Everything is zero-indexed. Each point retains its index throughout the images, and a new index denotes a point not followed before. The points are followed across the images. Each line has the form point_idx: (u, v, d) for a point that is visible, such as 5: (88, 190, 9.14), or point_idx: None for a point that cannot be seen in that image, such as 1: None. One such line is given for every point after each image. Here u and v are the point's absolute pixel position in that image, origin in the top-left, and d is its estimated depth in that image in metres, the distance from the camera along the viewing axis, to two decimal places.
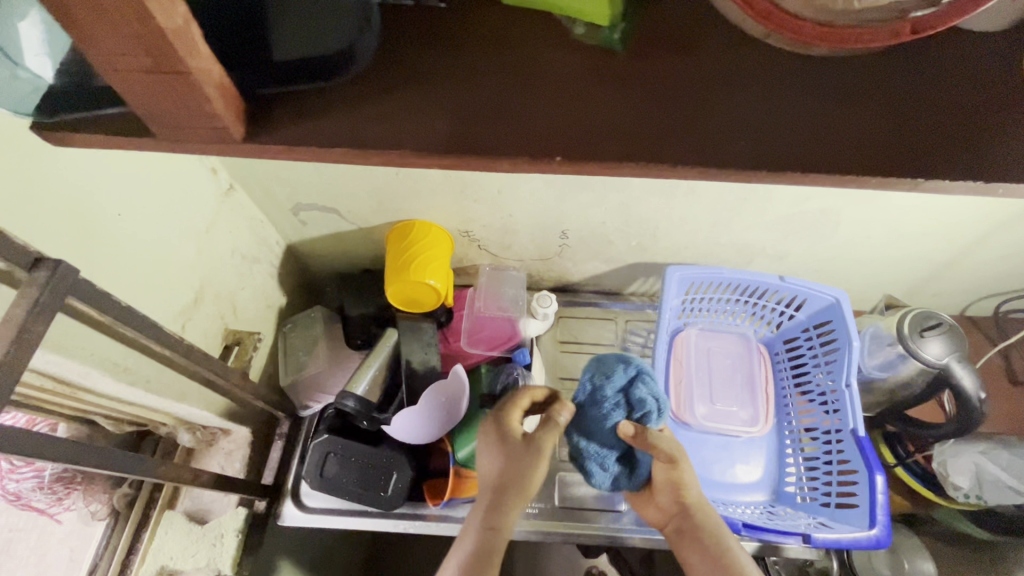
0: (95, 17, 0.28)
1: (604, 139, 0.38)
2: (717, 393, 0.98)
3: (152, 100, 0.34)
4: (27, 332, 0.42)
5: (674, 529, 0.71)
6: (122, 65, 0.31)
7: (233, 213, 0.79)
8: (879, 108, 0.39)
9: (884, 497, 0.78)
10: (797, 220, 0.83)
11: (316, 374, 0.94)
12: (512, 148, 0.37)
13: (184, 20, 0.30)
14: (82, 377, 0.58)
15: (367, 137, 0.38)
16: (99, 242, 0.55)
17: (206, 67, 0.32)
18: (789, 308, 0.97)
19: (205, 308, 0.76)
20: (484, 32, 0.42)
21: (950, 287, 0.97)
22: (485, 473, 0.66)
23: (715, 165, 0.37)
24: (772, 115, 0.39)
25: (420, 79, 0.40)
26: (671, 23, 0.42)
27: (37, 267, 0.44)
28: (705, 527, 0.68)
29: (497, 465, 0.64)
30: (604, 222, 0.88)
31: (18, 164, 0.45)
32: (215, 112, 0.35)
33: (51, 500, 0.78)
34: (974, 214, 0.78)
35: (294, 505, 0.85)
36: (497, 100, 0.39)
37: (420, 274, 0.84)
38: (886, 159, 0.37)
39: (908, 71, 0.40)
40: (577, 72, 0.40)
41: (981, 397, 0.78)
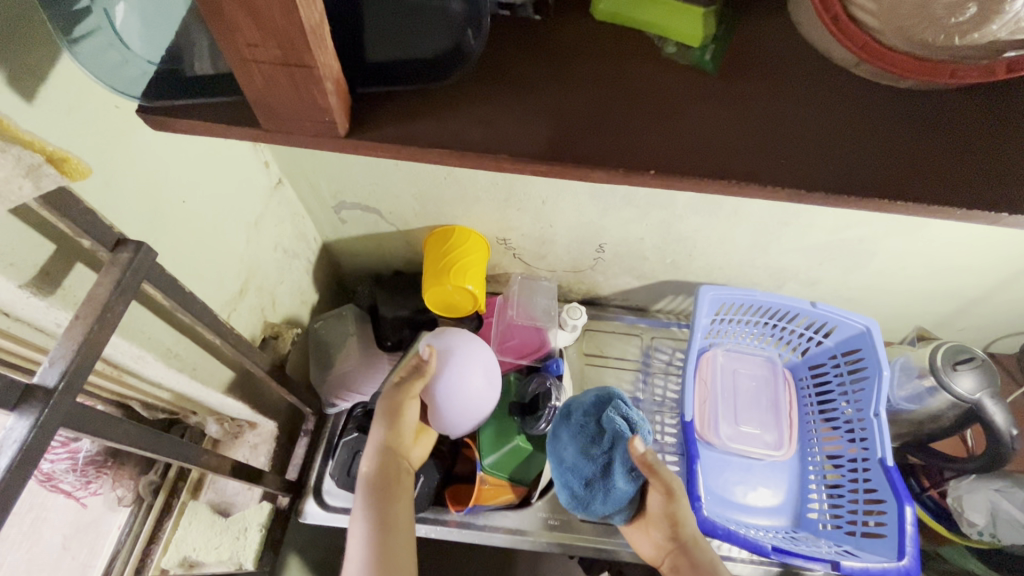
0: (242, 11, 0.29)
1: (696, 156, 0.39)
2: (742, 415, 0.99)
3: (271, 93, 0.35)
4: (109, 312, 0.42)
5: (669, 565, 0.72)
6: (252, 57, 0.32)
7: (280, 208, 0.80)
8: (964, 142, 0.40)
9: (913, 528, 0.78)
10: (833, 247, 0.85)
11: (345, 372, 0.94)
12: (606, 159, 0.38)
13: (319, 18, 0.31)
14: (135, 360, 0.58)
15: (463, 139, 0.39)
16: (165, 228, 0.56)
17: (329, 63, 0.33)
18: (818, 334, 0.98)
19: (248, 300, 0.76)
20: (576, 46, 0.43)
21: (978, 323, 0.98)
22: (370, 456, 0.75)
23: (806, 187, 0.38)
24: (858, 141, 0.40)
25: (515, 87, 0.41)
26: (756, 47, 0.43)
27: (120, 247, 0.44)
28: (700, 556, 0.70)
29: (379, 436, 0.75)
30: (642, 238, 0.88)
31: (107, 145, 0.45)
32: (329, 106, 0.36)
33: (78, 484, 0.79)
34: (1012, 251, 0.79)
35: (316, 502, 0.84)
36: (590, 113, 0.40)
37: (459, 279, 0.84)
38: (974, 192, 0.38)
39: (989, 107, 0.41)
40: (668, 90, 0.41)
41: (1014, 435, 0.79)
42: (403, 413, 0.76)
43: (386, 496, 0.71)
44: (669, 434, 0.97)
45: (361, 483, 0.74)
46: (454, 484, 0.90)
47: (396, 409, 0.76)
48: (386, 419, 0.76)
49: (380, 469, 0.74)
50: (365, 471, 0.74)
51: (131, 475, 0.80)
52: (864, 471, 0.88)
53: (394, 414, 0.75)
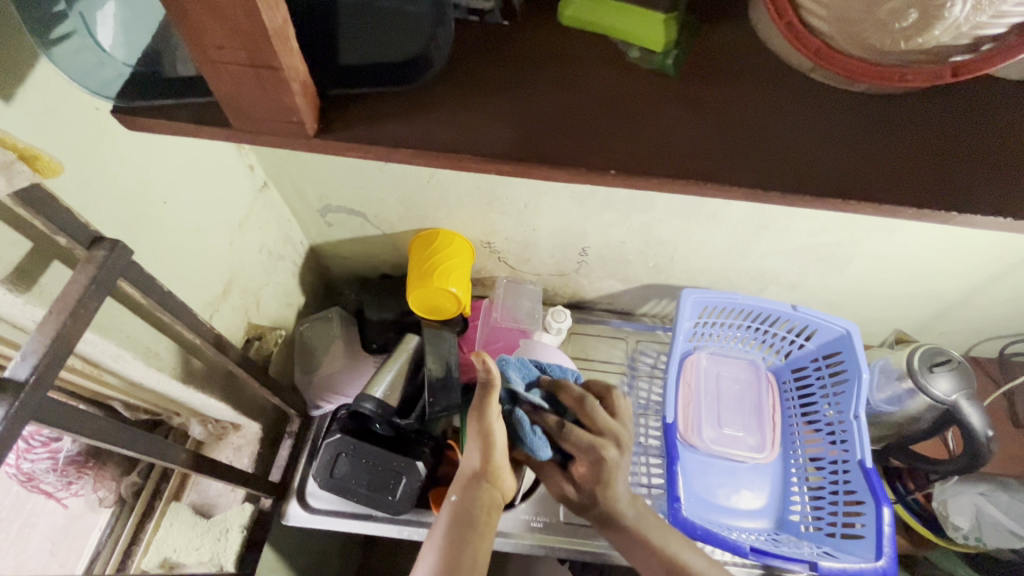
0: (206, 12, 0.30)
1: (657, 156, 0.40)
2: (725, 417, 0.99)
3: (237, 92, 0.36)
4: (82, 308, 0.43)
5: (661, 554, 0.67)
6: (216, 57, 0.33)
7: (264, 210, 0.81)
8: (916, 143, 0.41)
9: (891, 529, 0.79)
10: (812, 251, 0.86)
11: (330, 375, 0.95)
12: (569, 158, 0.39)
13: (282, 20, 0.32)
14: (114, 359, 0.59)
15: (429, 138, 0.40)
16: (145, 228, 0.56)
17: (293, 64, 0.34)
18: (800, 337, 0.98)
19: (231, 300, 0.77)
20: (544, 51, 0.44)
21: (959, 326, 0.99)
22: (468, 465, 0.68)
23: (763, 187, 0.39)
24: (815, 142, 0.41)
25: (482, 89, 0.42)
26: (718, 53, 0.45)
27: (96, 244, 0.45)
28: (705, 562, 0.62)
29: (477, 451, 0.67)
30: (625, 242, 0.90)
31: (86, 146, 0.46)
32: (295, 105, 0.37)
33: (60, 484, 0.79)
34: (986, 255, 0.80)
35: (299, 504, 0.84)
36: (554, 113, 0.41)
37: (442, 281, 0.85)
38: (925, 192, 0.39)
39: (943, 110, 0.42)
40: (631, 93, 0.43)
41: (989, 436, 0.79)
42: (492, 437, 0.66)
43: (460, 535, 0.63)
44: (653, 437, 0.97)
45: (443, 514, 0.66)
46: (439, 486, 0.89)
47: (485, 432, 0.66)
48: (483, 444, 0.66)
49: (467, 503, 0.65)
50: (453, 499, 0.66)
51: (112, 476, 0.80)
52: (844, 473, 0.89)
53: (485, 437, 0.66)
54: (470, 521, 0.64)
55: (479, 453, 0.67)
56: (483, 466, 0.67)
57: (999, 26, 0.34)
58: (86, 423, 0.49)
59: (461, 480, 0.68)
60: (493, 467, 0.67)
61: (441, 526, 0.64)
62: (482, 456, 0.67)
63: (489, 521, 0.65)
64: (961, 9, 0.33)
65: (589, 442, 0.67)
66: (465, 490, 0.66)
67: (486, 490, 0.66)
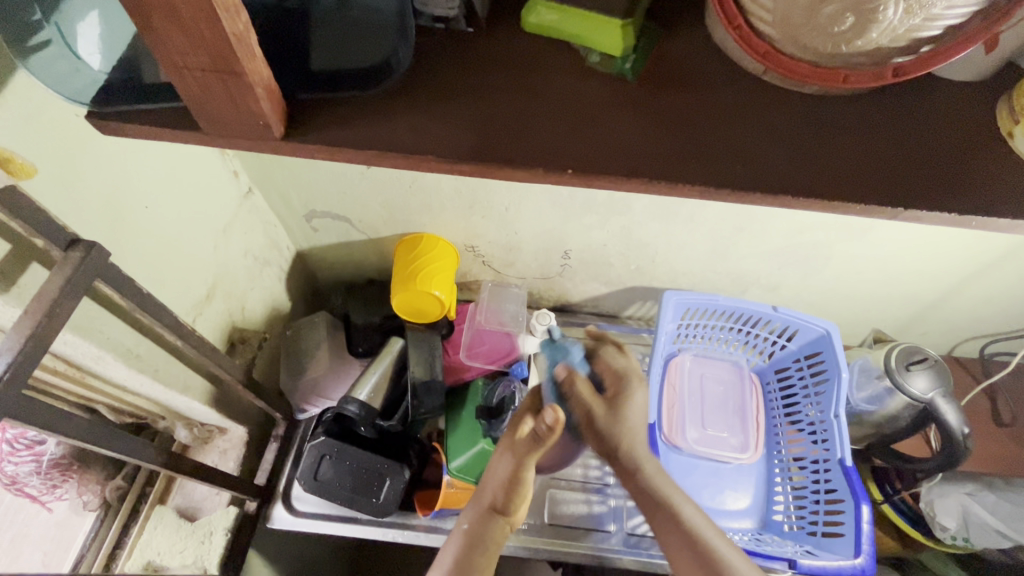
0: (171, 25, 0.33)
1: (613, 156, 0.42)
2: (709, 418, 1.00)
3: (207, 98, 0.39)
4: (58, 306, 0.44)
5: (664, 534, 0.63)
6: (185, 65, 0.36)
7: (250, 216, 0.82)
8: (861, 143, 0.43)
9: (870, 526, 0.80)
10: (789, 253, 0.87)
11: (315, 378, 0.96)
12: (529, 159, 0.41)
13: (244, 27, 0.35)
14: (95, 361, 0.60)
15: (396, 142, 0.42)
16: (128, 232, 0.58)
17: (258, 70, 0.37)
18: (782, 338, 0.99)
19: (215, 304, 0.78)
20: (506, 57, 0.47)
21: (940, 326, 1.00)
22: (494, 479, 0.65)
23: (714, 185, 0.40)
24: (765, 143, 0.43)
25: (448, 94, 0.44)
26: (674, 58, 0.47)
27: (73, 247, 0.46)
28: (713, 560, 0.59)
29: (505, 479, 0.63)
30: (606, 245, 0.91)
31: (65, 152, 0.48)
32: (261, 110, 0.39)
33: (44, 488, 0.78)
34: (960, 255, 0.81)
35: (284, 508, 0.86)
36: (515, 116, 0.43)
37: (425, 284, 0.86)
38: (868, 190, 0.41)
39: (885, 113, 0.45)
40: (590, 97, 0.45)
41: (966, 433, 0.79)
42: (523, 479, 0.63)
43: (467, 565, 0.61)
44: None
45: (452, 539, 0.64)
46: (423, 489, 0.90)
47: (518, 476, 0.62)
48: (509, 481, 0.63)
49: (479, 529, 0.64)
50: (464, 525, 0.65)
51: (97, 479, 0.80)
52: (825, 472, 0.90)
53: (517, 477, 0.63)
54: (479, 552, 0.62)
55: (503, 490, 0.64)
56: (505, 496, 0.63)
57: (935, 28, 0.36)
58: (62, 421, 0.50)
59: (476, 505, 0.66)
60: (515, 501, 0.64)
61: (450, 550, 0.63)
62: (505, 492, 0.64)
63: (497, 553, 0.63)
64: (894, 13, 0.34)
65: (591, 402, 0.66)
66: (479, 518, 0.64)
67: (499, 523, 0.64)
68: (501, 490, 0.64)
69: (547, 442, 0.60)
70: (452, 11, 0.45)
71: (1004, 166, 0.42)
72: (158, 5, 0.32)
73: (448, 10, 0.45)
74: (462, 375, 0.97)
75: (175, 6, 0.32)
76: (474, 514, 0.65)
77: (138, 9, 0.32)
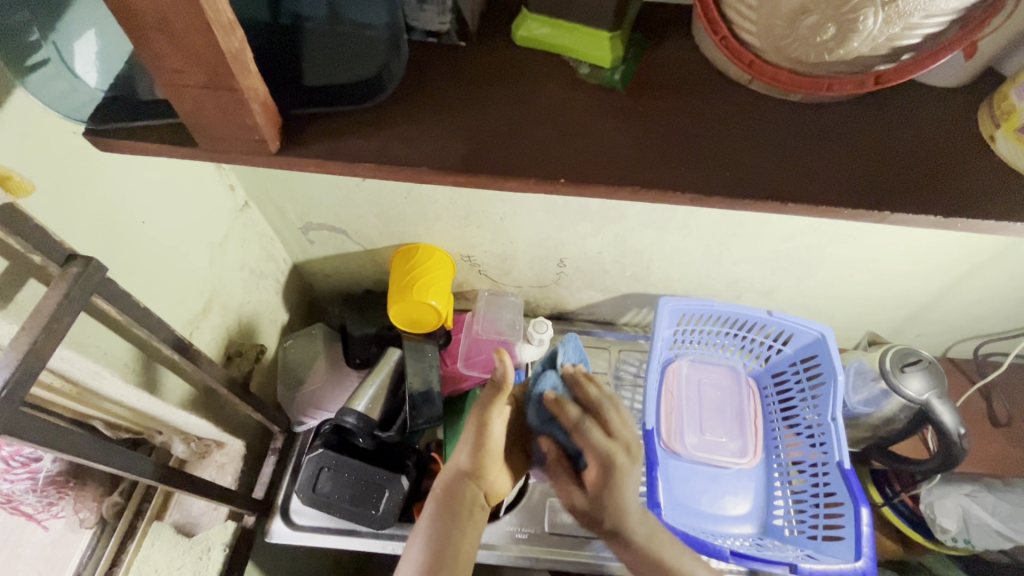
0: (167, 42, 0.34)
1: (603, 165, 0.42)
2: (707, 423, 1.00)
3: (202, 113, 0.39)
4: (56, 322, 0.44)
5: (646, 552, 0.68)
6: (180, 82, 0.37)
7: (245, 229, 0.82)
8: (846, 149, 0.44)
9: (870, 529, 0.80)
10: (782, 257, 0.88)
11: (313, 391, 0.96)
12: (521, 169, 0.42)
13: (240, 44, 0.35)
14: (92, 377, 0.60)
15: (389, 155, 0.43)
16: (124, 246, 0.58)
17: (253, 85, 0.38)
18: (777, 342, 1.00)
19: (212, 317, 0.78)
20: (499, 69, 0.47)
21: (934, 328, 1.01)
22: (466, 446, 0.68)
23: (704, 192, 0.41)
24: (752, 149, 0.44)
25: (438, 107, 0.45)
26: (662, 68, 0.48)
27: (70, 262, 0.47)
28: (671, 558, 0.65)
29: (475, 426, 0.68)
30: (601, 252, 0.91)
31: (60, 170, 0.48)
32: (256, 124, 0.40)
33: (41, 505, 0.78)
34: (950, 257, 0.82)
35: (283, 522, 0.86)
36: (508, 127, 0.44)
37: (422, 295, 0.86)
38: (856, 194, 0.41)
39: (869, 119, 0.46)
40: (580, 107, 0.46)
41: (961, 434, 0.80)
42: (488, 438, 0.67)
43: (445, 528, 0.62)
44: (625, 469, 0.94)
45: (427, 507, 0.66)
46: (422, 500, 0.90)
47: (483, 434, 0.67)
48: (473, 440, 0.68)
49: (451, 494, 0.65)
50: (436, 491, 0.66)
51: (94, 496, 0.80)
52: (824, 476, 0.90)
53: (484, 437, 0.67)
54: (454, 514, 0.63)
55: (469, 450, 0.67)
56: (477, 449, 0.67)
57: (914, 37, 0.37)
58: (58, 437, 0.50)
59: (447, 473, 0.68)
60: (485, 462, 0.67)
61: (425, 519, 0.64)
62: (473, 450, 0.67)
63: (472, 517, 0.64)
64: (874, 22, 0.34)
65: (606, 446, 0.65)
66: (450, 485, 0.66)
67: (471, 487, 0.66)
68: (470, 452, 0.67)
69: (503, 390, 0.67)
70: (445, 26, 0.47)
71: (987, 169, 0.43)
72: (152, 23, 0.32)
73: (440, 25, 0.47)
74: (460, 384, 0.98)
75: (169, 22, 0.32)
76: (447, 479, 0.67)
77: (135, 27, 0.33)
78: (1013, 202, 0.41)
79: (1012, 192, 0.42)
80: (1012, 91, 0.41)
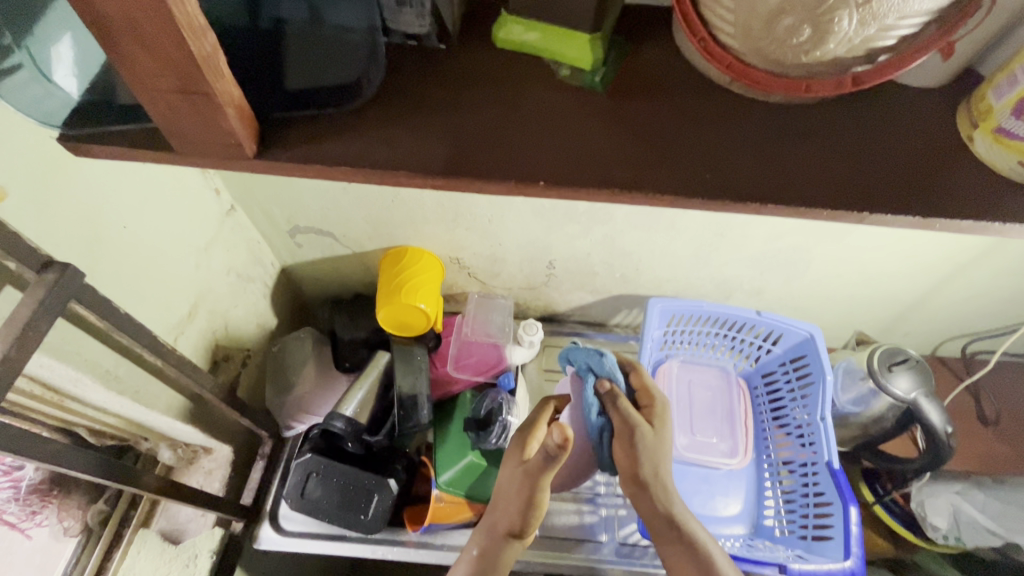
0: (138, 46, 0.33)
1: (583, 167, 0.43)
2: (698, 424, 1.00)
3: (177, 117, 0.39)
4: (30, 330, 0.43)
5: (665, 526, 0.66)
6: (152, 85, 0.36)
7: (232, 234, 0.82)
8: (823, 151, 0.44)
9: (858, 528, 0.80)
10: (770, 258, 0.88)
11: (302, 395, 0.95)
12: (502, 172, 0.42)
13: (212, 49, 0.35)
14: (74, 384, 0.59)
15: (369, 158, 0.43)
16: (105, 252, 0.57)
17: (228, 89, 0.37)
18: (767, 342, 0.99)
19: (198, 322, 0.77)
20: (478, 72, 0.47)
21: (922, 327, 1.01)
22: (507, 501, 0.64)
23: (684, 194, 0.41)
24: (732, 152, 0.44)
25: (415, 107, 0.46)
26: (642, 72, 0.48)
27: (46, 268, 0.46)
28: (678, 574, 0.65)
29: (522, 494, 0.62)
30: (590, 254, 0.91)
31: (36, 176, 0.47)
32: (232, 129, 0.40)
33: (23, 514, 0.76)
34: (936, 256, 0.83)
35: (271, 527, 0.86)
36: (489, 130, 0.44)
37: (411, 298, 0.86)
38: (834, 197, 0.42)
39: (849, 119, 0.46)
40: (560, 110, 0.46)
41: (949, 433, 0.80)
42: (538, 503, 0.62)
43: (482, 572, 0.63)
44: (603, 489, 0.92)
45: (463, 562, 0.65)
46: (413, 503, 0.90)
47: (533, 500, 0.61)
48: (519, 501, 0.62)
49: (490, 554, 0.63)
50: (474, 551, 0.64)
51: (79, 504, 0.78)
52: (813, 475, 0.90)
53: (532, 498, 0.61)
54: (491, 565, 0.63)
55: (516, 514, 0.63)
56: (526, 511, 0.62)
57: (891, 38, 0.37)
58: (34, 446, 0.49)
59: (486, 530, 0.65)
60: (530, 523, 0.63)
61: (461, 568, 0.64)
62: (521, 518, 0.63)
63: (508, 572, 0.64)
64: (849, 24, 0.35)
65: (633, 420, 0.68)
66: (491, 542, 0.64)
67: (512, 544, 0.64)
68: (518, 513, 0.63)
69: (558, 459, 0.59)
70: (424, 29, 0.46)
71: (966, 169, 0.43)
72: (124, 28, 0.32)
73: (420, 28, 0.46)
74: (450, 388, 0.98)
75: (138, 27, 0.32)
76: (482, 536, 0.65)
77: (108, 33, 0.33)
78: (991, 203, 0.42)
79: (989, 194, 0.42)
80: (989, 92, 0.41)
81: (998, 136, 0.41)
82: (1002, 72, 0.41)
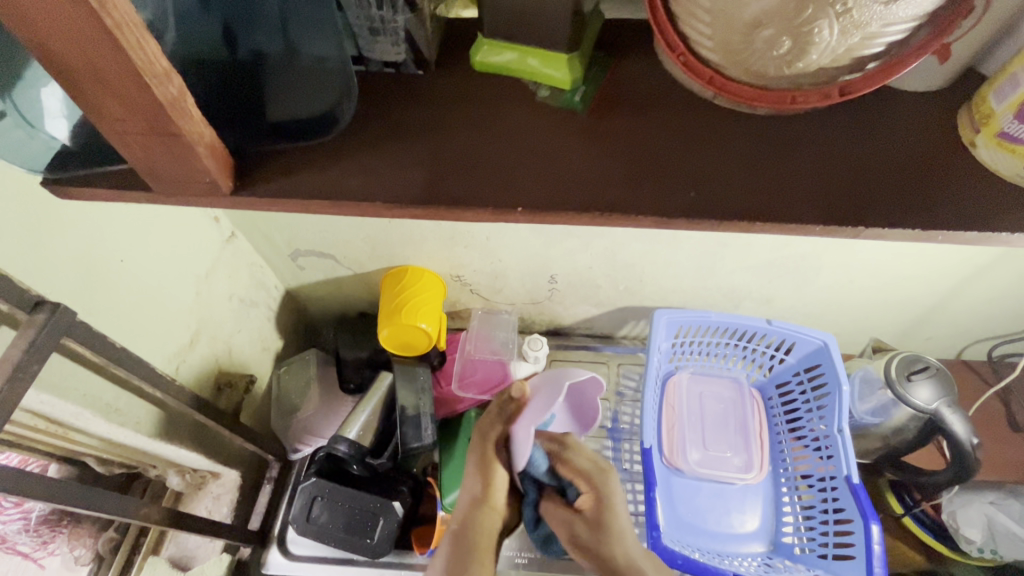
0: (102, 89, 0.33)
1: (562, 190, 0.42)
2: (710, 438, 0.97)
3: (149, 158, 0.39)
4: (22, 372, 0.44)
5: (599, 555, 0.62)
6: (121, 129, 0.37)
7: (233, 260, 0.82)
8: (815, 163, 0.42)
9: (882, 547, 0.76)
10: (777, 266, 0.85)
11: (307, 419, 0.94)
12: (478, 201, 0.41)
13: (178, 90, 0.35)
14: (74, 417, 0.59)
15: (347, 189, 0.43)
16: (102, 288, 0.58)
17: (197, 128, 0.38)
18: (779, 351, 0.96)
19: (199, 349, 0.78)
20: (456, 95, 0.47)
21: (945, 331, 0.97)
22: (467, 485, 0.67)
23: (666, 215, 0.40)
24: (718, 165, 0.42)
25: (395, 135, 0.45)
26: (626, 88, 0.47)
27: (38, 308, 0.46)
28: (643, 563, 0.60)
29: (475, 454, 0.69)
30: (591, 267, 0.89)
31: (30, 219, 0.48)
32: (205, 167, 0.40)
33: (36, 543, 0.77)
34: (954, 259, 0.79)
35: (279, 552, 0.88)
36: (468, 154, 0.44)
37: (411, 317, 0.85)
38: (827, 212, 0.40)
39: (843, 128, 0.44)
40: (540, 131, 0.45)
41: (976, 444, 0.76)
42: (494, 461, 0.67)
43: None
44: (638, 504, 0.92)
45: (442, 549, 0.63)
46: (420, 525, 0.89)
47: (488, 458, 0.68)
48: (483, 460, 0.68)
49: (466, 527, 0.63)
50: (453, 527, 0.64)
51: (89, 533, 0.78)
52: (832, 490, 0.86)
53: (487, 462, 0.67)
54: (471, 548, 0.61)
55: (480, 478, 0.67)
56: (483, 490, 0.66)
57: (878, 45, 0.35)
58: (34, 484, 0.50)
59: (454, 527, 0.64)
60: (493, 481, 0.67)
61: (441, 559, 0.61)
62: (483, 479, 0.67)
63: (488, 547, 0.62)
64: (830, 35, 0.33)
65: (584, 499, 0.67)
66: (465, 516, 0.64)
67: (487, 514, 0.65)
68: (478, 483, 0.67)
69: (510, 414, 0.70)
70: (401, 55, 0.46)
71: (970, 176, 0.41)
72: (90, 79, 0.32)
73: (396, 55, 0.46)
74: (455, 407, 0.97)
75: (101, 74, 0.32)
76: (463, 538, 0.62)
77: (74, 84, 0.33)
78: (998, 211, 0.40)
79: (995, 202, 0.40)
80: (991, 93, 0.39)
81: (1002, 141, 0.39)
82: (1004, 72, 0.38)
